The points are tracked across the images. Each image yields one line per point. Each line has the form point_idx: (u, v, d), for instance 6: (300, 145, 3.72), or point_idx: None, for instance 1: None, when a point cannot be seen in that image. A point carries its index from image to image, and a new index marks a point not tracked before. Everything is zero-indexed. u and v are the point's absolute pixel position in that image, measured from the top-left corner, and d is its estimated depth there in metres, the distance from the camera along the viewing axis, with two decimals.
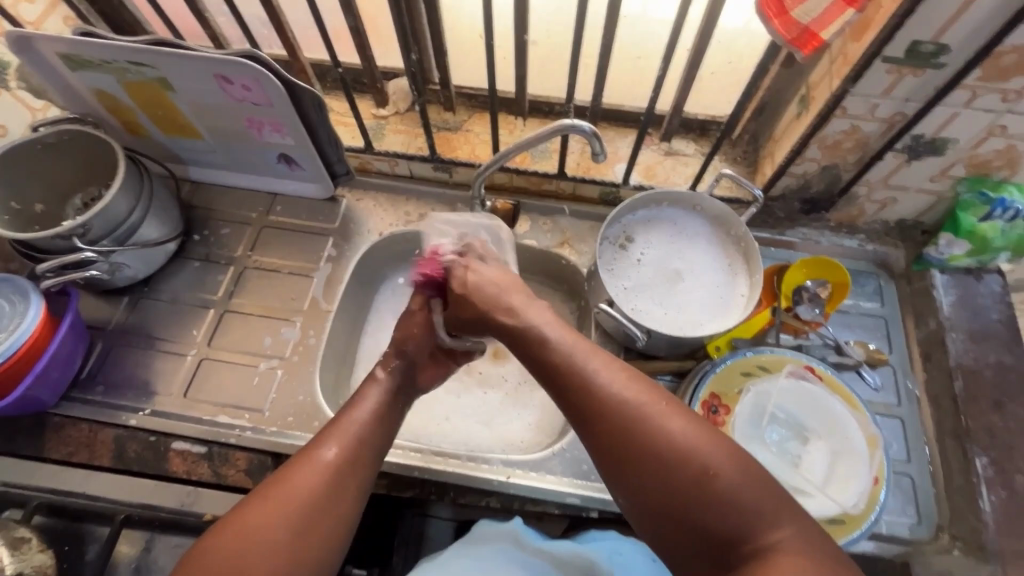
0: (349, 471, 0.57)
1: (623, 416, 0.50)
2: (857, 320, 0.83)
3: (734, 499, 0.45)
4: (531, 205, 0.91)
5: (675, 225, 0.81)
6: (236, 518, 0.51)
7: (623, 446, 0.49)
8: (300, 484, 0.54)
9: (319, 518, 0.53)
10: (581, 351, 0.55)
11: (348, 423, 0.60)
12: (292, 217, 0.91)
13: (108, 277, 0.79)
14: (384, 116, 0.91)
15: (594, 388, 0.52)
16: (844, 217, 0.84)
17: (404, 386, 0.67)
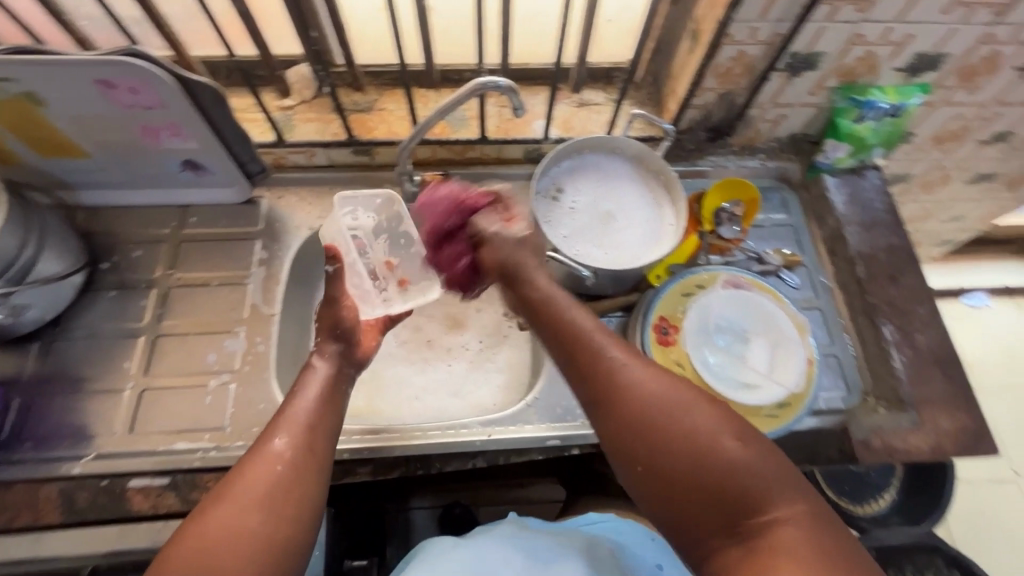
0: (305, 460, 0.54)
1: (641, 399, 0.51)
2: (770, 233, 0.92)
3: (747, 472, 0.47)
4: (459, 174, 0.91)
5: (599, 170, 0.85)
6: (195, 529, 0.48)
7: (638, 431, 0.50)
8: (254, 477, 0.51)
9: (285, 506, 0.51)
10: (594, 333, 0.57)
11: (292, 414, 0.58)
12: (211, 226, 0.86)
13: (11, 323, 0.71)
14: (290, 106, 0.87)
15: (607, 374, 0.54)
16: (744, 139, 0.93)
17: (342, 373, 0.65)
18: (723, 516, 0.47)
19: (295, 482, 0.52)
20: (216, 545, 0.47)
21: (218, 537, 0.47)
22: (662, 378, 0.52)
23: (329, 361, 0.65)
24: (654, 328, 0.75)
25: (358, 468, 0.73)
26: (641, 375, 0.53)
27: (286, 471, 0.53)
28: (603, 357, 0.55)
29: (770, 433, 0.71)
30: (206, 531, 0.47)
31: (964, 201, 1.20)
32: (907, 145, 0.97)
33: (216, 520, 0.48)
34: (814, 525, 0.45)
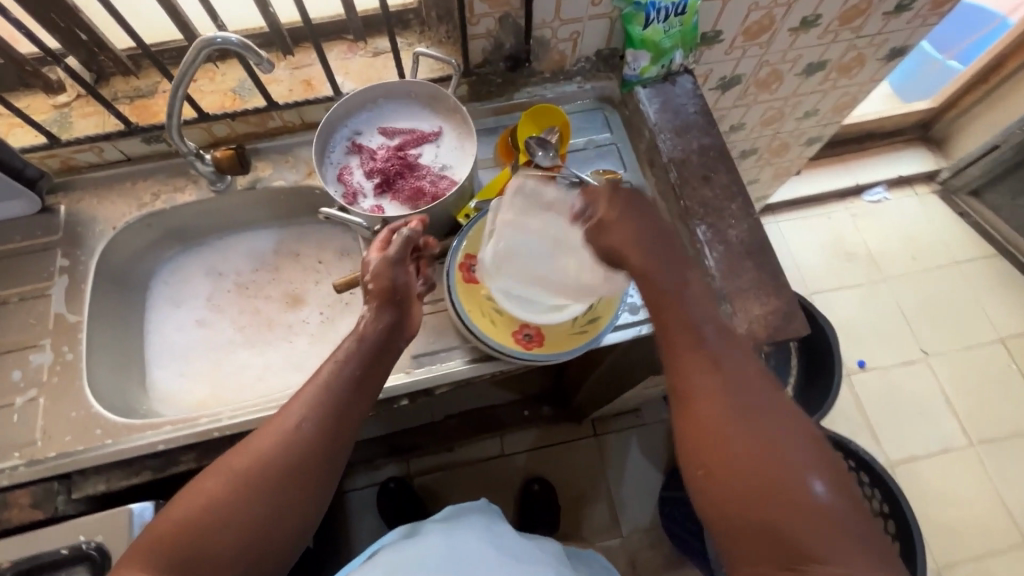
0: (312, 440, 0.59)
1: (721, 401, 0.59)
2: (593, 154, 0.92)
3: (820, 506, 0.52)
4: (267, 147, 0.89)
5: (395, 116, 0.83)
6: (196, 488, 0.57)
7: (716, 427, 0.58)
8: (263, 449, 0.58)
9: (286, 487, 0.57)
10: (723, 353, 0.62)
11: (320, 388, 0.62)
12: (6, 242, 0.82)
13: None
14: (66, 103, 0.83)
15: (726, 394, 0.59)
16: (551, 64, 0.91)
17: (386, 345, 0.66)
18: (782, 521, 0.52)
19: (302, 466, 0.58)
20: (217, 514, 0.55)
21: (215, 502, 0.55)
22: (769, 394, 0.59)
23: (372, 328, 0.66)
24: (461, 267, 0.75)
25: (182, 456, 0.72)
26: (732, 376, 0.60)
27: (290, 447, 0.58)
28: (697, 348, 0.62)
29: (578, 348, 0.72)
30: (207, 499, 0.55)
31: (808, 95, 1.21)
32: (718, 45, 0.96)
33: (215, 488, 0.56)
34: (860, 548, 0.51)
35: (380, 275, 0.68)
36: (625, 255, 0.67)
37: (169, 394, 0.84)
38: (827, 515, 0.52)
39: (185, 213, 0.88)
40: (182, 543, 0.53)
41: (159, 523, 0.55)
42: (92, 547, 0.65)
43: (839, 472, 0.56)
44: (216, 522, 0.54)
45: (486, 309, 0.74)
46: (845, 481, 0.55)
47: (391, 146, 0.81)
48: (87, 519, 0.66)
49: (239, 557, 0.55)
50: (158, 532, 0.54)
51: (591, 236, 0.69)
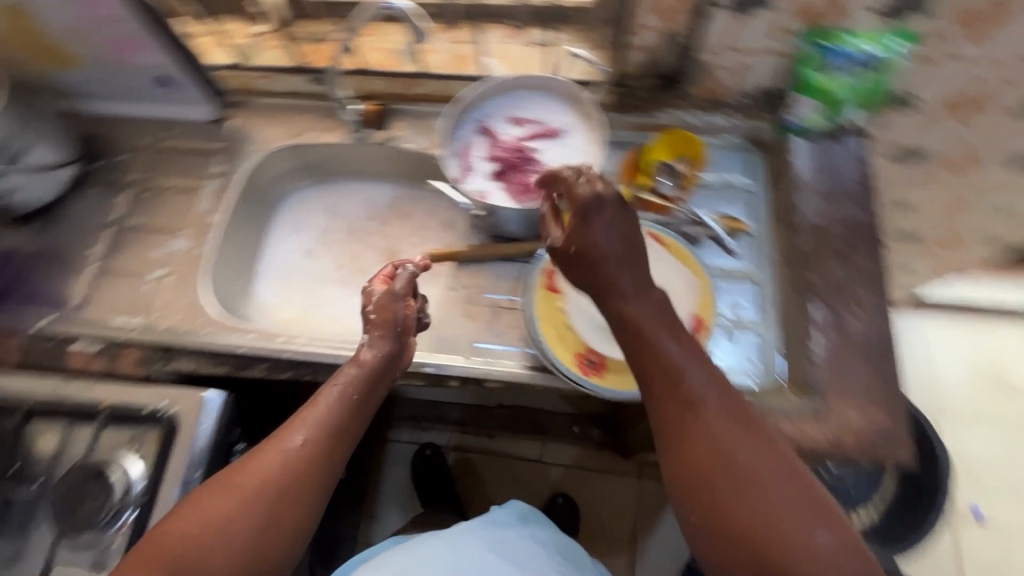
0: (314, 458, 0.61)
1: (711, 449, 0.52)
2: (722, 196, 0.86)
3: (817, 553, 0.48)
4: (406, 110, 0.93)
5: (532, 108, 0.83)
6: (193, 509, 0.57)
7: (709, 483, 0.51)
8: (260, 468, 0.59)
9: (282, 509, 0.58)
10: (697, 384, 0.55)
11: (321, 413, 0.64)
12: (185, 140, 0.96)
13: (7, 199, 0.86)
14: (259, 33, 0.93)
15: (703, 438, 0.53)
16: (706, 91, 0.85)
17: (382, 375, 0.69)
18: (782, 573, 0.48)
19: (299, 484, 0.59)
20: (215, 530, 0.55)
21: (215, 523, 0.55)
22: (750, 428, 0.53)
23: (371, 364, 0.68)
24: (544, 273, 0.74)
25: (256, 364, 0.80)
26: (719, 418, 0.53)
27: (292, 464, 0.59)
28: (676, 391, 0.55)
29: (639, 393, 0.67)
30: (202, 519, 0.56)
31: (1007, 192, 1.02)
32: (909, 111, 0.84)
33: (213, 505, 0.56)
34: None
35: (383, 304, 0.72)
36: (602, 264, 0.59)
37: (264, 307, 0.95)
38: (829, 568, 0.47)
39: (324, 152, 0.97)
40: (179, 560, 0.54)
41: (150, 542, 0.55)
42: (167, 414, 0.76)
43: (835, 511, 0.50)
44: (213, 540, 0.55)
45: (557, 321, 0.72)
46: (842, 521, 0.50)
47: (519, 136, 0.81)
48: (173, 390, 0.78)
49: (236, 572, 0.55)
50: (150, 552, 0.54)
51: (568, 269, 0.62)
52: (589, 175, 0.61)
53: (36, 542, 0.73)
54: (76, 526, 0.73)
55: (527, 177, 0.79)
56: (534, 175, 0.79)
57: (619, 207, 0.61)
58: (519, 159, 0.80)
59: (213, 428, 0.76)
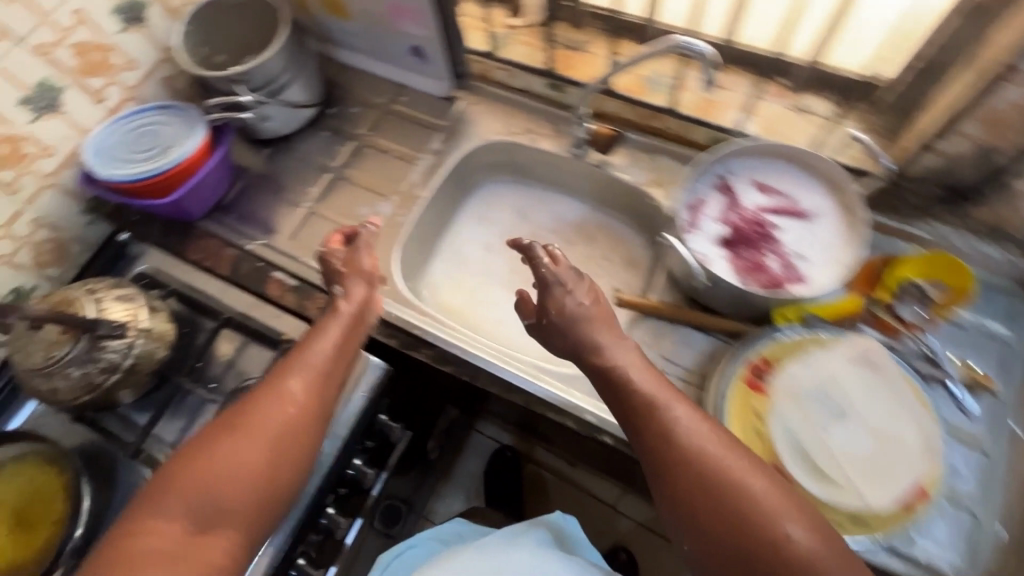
0: (313, 398, 0.63)
1: (687, 471, 0.55)
2: (972, 342, 0.72)
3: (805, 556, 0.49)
4: (633, 139, 0.89)
5: (783, 180, 0.76)
6: (198, 460, 0.57)
7: (690, 502, 0.54)
8: (262, 410, 0.60)
9: (288, 442, 0.60)
10: (673, 407, 0.58)
11: (304, 356, 0.66)
12: (414, 109, 0.99)
13: (257, 125, 0.93)
14: (515, 26, 0.94)
15: (686, 458, 0.55)
16: (993, 218, 0.72)
17: (360, 318, 0.72)
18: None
19: (301, 414, 0.62)
20: (226, 467, 0.56)
21: (222, 472, 0.56)
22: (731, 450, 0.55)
23: (340, 316, 0.70)
24: (747, 365, 0.68)
25: (423, 347, 0.81)
26: (693, 439, 0.56)
27: (297, 405, 0.62)
28: (654, 422, 0.58)
29: None
30: (213, 461, 0.57)
31: None
32: None
33: (224, 447, 0.57)
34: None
35: (355, 264, 0.74)
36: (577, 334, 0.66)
37: (434, 289, 0.95)
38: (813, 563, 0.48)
39: (535, 157, 0.96)
40: (198, 497, 0.55)
41: (161, 488, 0.55)
42: None
43: (819, 518, 0.53)
44: (227, 476, 0.56)
45: (748, 422, 0.65)
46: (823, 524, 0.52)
47: (760, 208, 0.75)
48: None
49: (253, 498, 0.57)
50: (166, 495, 0.55)
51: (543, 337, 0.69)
52: (551, 253, 0.71)
53: None
54: None
55: (760, 254, 0.72)
56: (769, 254, 0.72)
57: (573, 277, 0.70)
58: (756, 231, 0.73)
59: (367, 391, 0.80)
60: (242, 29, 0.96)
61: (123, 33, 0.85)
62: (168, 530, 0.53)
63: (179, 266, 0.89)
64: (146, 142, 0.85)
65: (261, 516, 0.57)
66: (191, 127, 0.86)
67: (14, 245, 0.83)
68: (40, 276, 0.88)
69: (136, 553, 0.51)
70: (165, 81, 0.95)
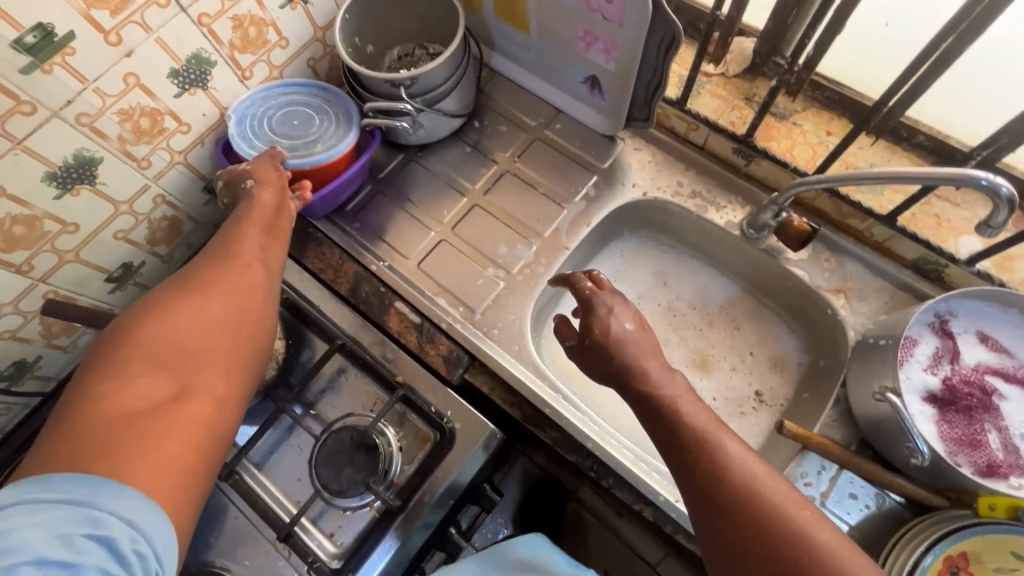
0: (259, 275, 0.60)
1: (747, 512, 0.48)
2: None
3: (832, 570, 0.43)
4: (824, 235, 0.77)
5: (1016, 340, 0.64)
6: (146, 328, 0.50)
7: (749, 553, 0.46)
8: (214, 283, 0.56)
9: (246, 312, 0.56)
10: (713, 429, 0.54)
11: (249, 240, 0.62)
12: (567, 140, 0.89)
13: (407, 132, 0.85)
14: (710, 75, 0.83)
15: (719, 478, 0.50)
16: None
17: (288, 213, 0.69)
18: None
19: (253, 283, 0.59)
20: (183, 330, 0.51)
21: (181, 336, 0.50)
22: (755, 466, 0.51)
23: (272, 201, 0.67)
24: (944, 558, 0.58)
25: (548, 426, 0.73)
26: (741, 481, 0.49)
27: (247, 280, 0.58)
28: (701, 449, 0.52)
29: None
30: (169, 328, 0.50)
31: None
32: None
33: (178, 314, 0.51)
34: None
35: (259, 160, 0.70)
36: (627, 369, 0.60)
37: (554, 346, 0.86)
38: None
39: (696, 224, 0.85)
40: (164, 362, 0.48)
41: (102, 361, 0.48)
42: (448, 426, 0.72)
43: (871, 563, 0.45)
44: (190, 339, 0.50)
45: None
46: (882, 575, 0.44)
47: (983, 367, 0.63)
48: (459, 403, 0.74)
49: (226, 360, 0.52)
50: (123, 359, 0.47)
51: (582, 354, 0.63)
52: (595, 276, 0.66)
53: (297, 480, 0.74)
54: (334, 488, 0.71)
55: (980, 428, 0.61)
56: (991, 431, 0.61)
57: (619, 301, 0.64)
58: (978, 398, 0.62)
59: (479, 459, 0.73)
60: (392, 21, 0.87)
61: (283, 9, 0.75)
62: (138, 394, 0.45)
63: (293, 272, 0.81)
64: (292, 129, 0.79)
65: (234, 379, 0.52)
66: (341, 137, 0.80)
67: (133, 222, 0.77)
68: (149, 252, 0.82)
69: (98, 419, 0.43)
70: (311, 63, 0.86)
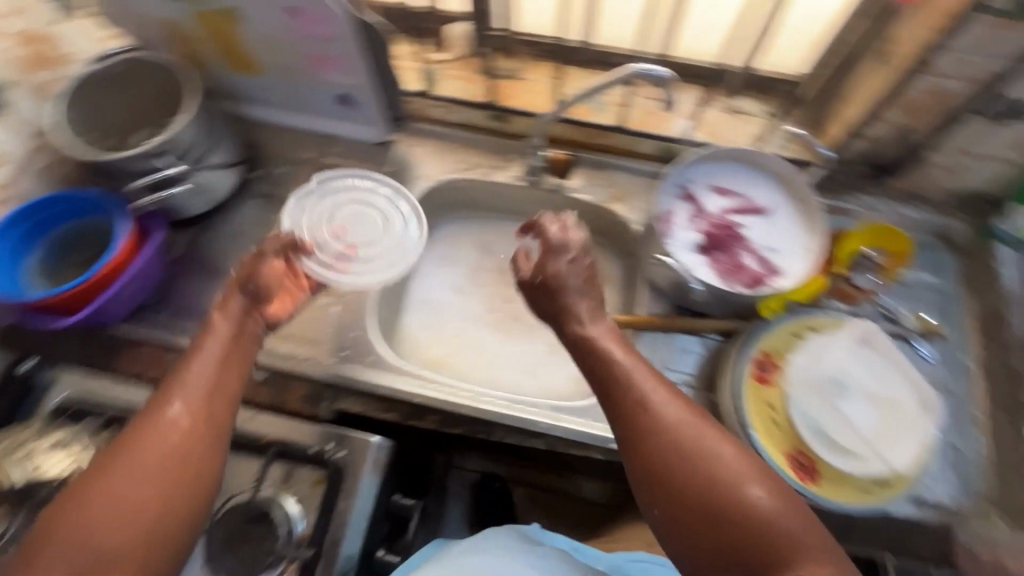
0: (195, 425, 0.55)
1: (667, 436, 0.52)
2: (912, 293, 0.82)
3: (753, 511, 0.48)
4: (586, 158, 0.90)
5: (737, 182, 0.80)
6: (77, 508, 0.49)
7: (666, 472, 0.51)
8: (143, 449, 0.52)
9: (172, 487, 0.51)
10: (644, 374, 0.57)
11: (182, 385, 0.57)
12: (347, 159, 0.93)
13: (188, 200, 0.82)
14: (443, 61, 0.92)
15: (652, 423, 0.53)
16: (908, 185, 0.83)
17: (239, 336, 0.63)
18: (733, 536, 0.48)
19: (191, 444, 0.54)
20: (106, 519, 0.49)
21: (102, 518, 0.48)
22: (685, 416, 0.53)
23: (218, 322, 0.63)
24: (753, 361, 0.72)
25: (427, 413, 0.76)
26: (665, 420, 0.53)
27: (180, 436, 0.54)
28: (632, 395, 0.55)
29: (850, 507, 0.65)
30: (92, 515, 0.48)
31: None
32: None
33: (102, 489, 0.49)
34: (807, 537, 0.47)
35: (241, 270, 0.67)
36: (567, 305, 0.64)
37: (414, 344, 0.90)
38: (779, 522, 0.47)
39: (489, 190, 0.93)
40: (79, 560, 0.47)
41: (31, 547, 0.48)
42: (332, 457, 0.72)
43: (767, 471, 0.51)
44: (108, 526, 0.48)
45: (765, 414, 0.69)
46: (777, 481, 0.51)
47: (725, 211, 0.79)
48: (338, 432, 0.74)
49: (147, 543, 0.49)
50: (50, 547, 0.47)
51: (532, 295, 0.67)
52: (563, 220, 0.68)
53: None
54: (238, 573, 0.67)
55: (740, 257, 0.76)
56: (747, 255, 0.76)
57: (579, 247, 0.67)
58: (729, 235, 0.77)
59: (377, 472, 0.73)
60: (119, 108, 0.84)
61: None
62: None
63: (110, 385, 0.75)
64: (365, 233, 0.81)
65: (158, 560, 0.50)
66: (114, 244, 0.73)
67: None
68: None
69: None
70: (43, 173, 0.80)
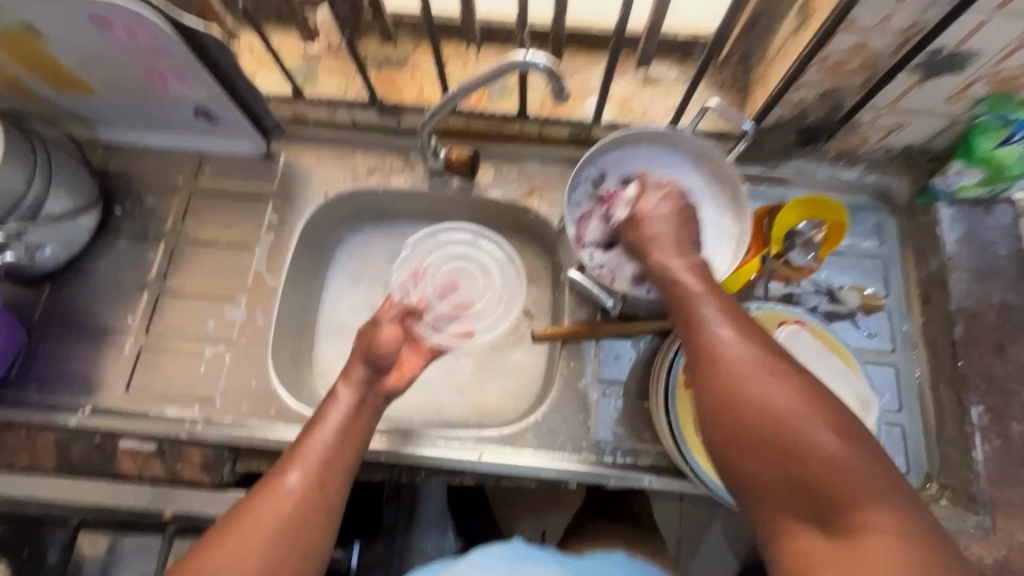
0: (314, 499, 0.54)
1: (733, 372, 0.48)
2: (853, 263, 0.76)
3: (824, 459, 0.44)
4: (493, 149, 0.81)
5: (654, 168, 0.71)
6: (199, 566, 0.48)
7: (735, 409, 0.47)
8: (261, 517, 0.51)
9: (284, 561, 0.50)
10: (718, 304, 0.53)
11: (309, 456, 0.56)
12: (224, 179, 0.81)
13: (29, 262, 0.71)
14: (315, 55, 0.80)
15: (721, 360, 0.49)
16: (844, 147, 0.75)
17: (360, 407, 0.61)
18: (799, 478, 0.44)
19: (305, 519, 0.52)
20: None
21: None
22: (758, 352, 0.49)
23: (348, 391, 0.61)
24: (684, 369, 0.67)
25: None
26: (753, 359, 0.49)
27: (295, 507, 0.52)
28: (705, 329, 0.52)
29: None
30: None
31: None
32: None
33: (224, 557, 0.48)
34: (886, 493, 0.43)
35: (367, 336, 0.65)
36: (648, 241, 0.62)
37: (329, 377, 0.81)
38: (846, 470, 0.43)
39: (392, 197, 0.83)
40: None
41: None
42: None
43: (841, 412, 0.46)
44: None
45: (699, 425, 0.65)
46: (853, 426, 0.45)
47: None
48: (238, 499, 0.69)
49: None
50: None
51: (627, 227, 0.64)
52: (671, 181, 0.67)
53: None
54: None
55: None
56: None
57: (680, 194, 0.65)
58: None
59: None
60: None
61: None
62: None
63: None
64: (470, 290, 0.78)
65: None
66: None
67: None
68: None
69: None
70: None
